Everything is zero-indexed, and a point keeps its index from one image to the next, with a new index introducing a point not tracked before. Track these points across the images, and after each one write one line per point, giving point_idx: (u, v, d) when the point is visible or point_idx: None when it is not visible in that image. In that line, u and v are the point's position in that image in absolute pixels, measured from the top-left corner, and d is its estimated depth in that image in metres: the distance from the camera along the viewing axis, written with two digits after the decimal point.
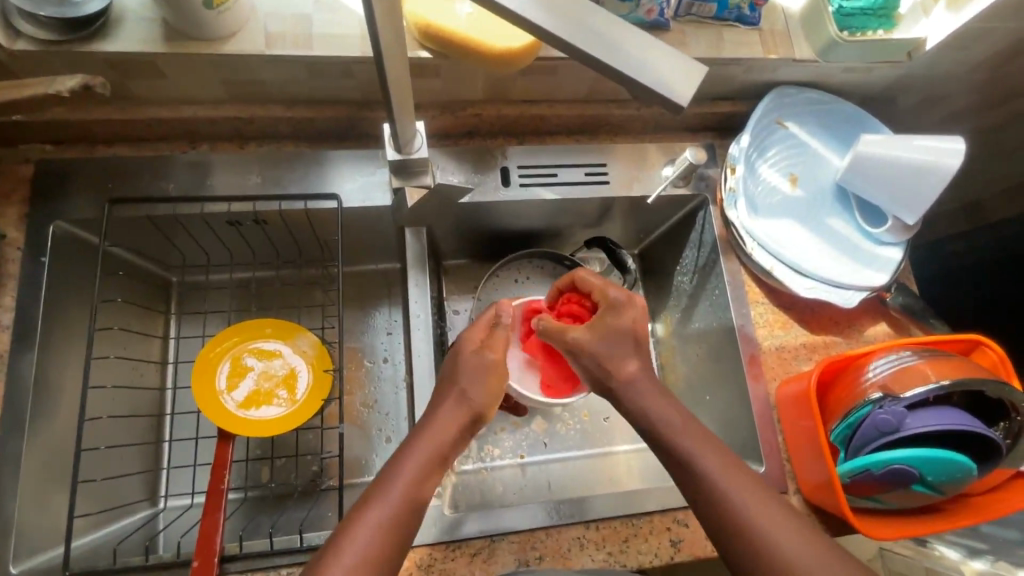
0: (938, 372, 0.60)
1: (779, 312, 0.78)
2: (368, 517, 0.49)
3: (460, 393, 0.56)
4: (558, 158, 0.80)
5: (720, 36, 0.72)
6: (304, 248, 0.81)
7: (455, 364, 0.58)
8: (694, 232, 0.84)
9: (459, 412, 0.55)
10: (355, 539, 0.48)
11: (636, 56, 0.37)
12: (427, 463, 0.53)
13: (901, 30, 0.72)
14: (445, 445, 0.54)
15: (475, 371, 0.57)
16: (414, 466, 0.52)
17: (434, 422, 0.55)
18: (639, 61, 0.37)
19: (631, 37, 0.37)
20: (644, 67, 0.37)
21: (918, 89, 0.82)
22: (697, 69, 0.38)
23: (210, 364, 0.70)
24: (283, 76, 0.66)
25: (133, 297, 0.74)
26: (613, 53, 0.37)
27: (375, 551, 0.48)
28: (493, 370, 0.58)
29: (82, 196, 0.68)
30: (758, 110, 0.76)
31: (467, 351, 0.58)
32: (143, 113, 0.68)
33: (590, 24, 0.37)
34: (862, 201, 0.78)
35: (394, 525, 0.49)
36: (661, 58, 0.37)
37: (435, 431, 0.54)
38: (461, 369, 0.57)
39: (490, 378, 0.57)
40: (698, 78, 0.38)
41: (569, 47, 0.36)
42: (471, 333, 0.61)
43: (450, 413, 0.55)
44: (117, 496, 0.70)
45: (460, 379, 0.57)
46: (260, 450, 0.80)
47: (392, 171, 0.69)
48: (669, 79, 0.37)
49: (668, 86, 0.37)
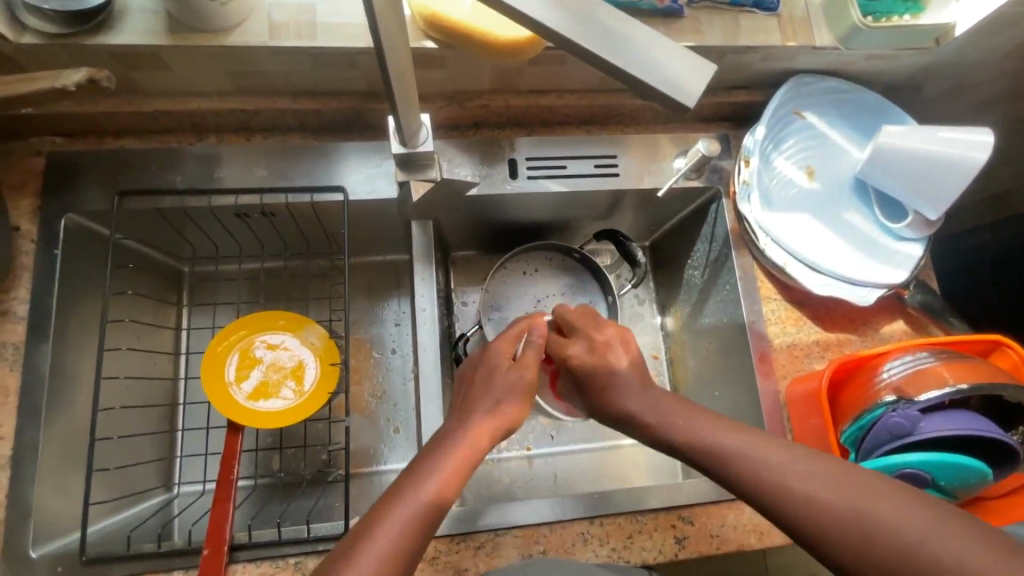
0: (955, 375, 0.58)
1: (792, 308, 0.77)
2: (404, 505, 0.49)
3: (494, 402, 0.58)
4: (568, 150, 0.78)
5: (737, 23, 0.69)
6: (312, 241, 0.81)
7: (491, 378, 0.60)
8: (706, 225, 0.82)
9: (491, 419, 0.57)
10: (391, 525, 0.48)
11: (644, 54, 0.35)
12: (457, 456, 0.53)
13: (928, 15, 0.68)
14: (470, 436, 0.55)
15: (509, 386, 0.59)
16: (434, 479, 0.51)
17: (456, 439, 0.55)
18: (646, 62, 0.35)
19: (639, 35, 0.36)
20: (651, 65, 0.35)
21: (946, 77, 0.78)
22: (705, 67, 0.36)
23: (219, 357, 0.71)
24: (286, 67, 0.65)
25: (145, 290, 0.75)
26: (619, 51, 0.35)
27: (406, 535, 0.48)
28: (525, 388, 0.60)
29: (92, 189, 0.69)
30: (775, 99, 0.73)
31: (502, 369, 0.60)
32: (149, 105, 0.68)
33: (597, 18, 0.35)
34: (881, 195, 0.75)
35: (427, 516, 0.49)
36: (671, 56, 0.36)
37: (473, 431, 0.56)
38: (498, 380, 0.60)
39: (523, 395, 0.59)
40: (707, 76, 0.36)
41: (574, 42, 0.35)
42: (501, 347, 0.63)
43: (480, 420, 0.56)
44: (132, 483, 0.72)
45: (494, 392, 0.59)
46: (271, 439, 0.82)
47: (398, 165, 0.67)
48: (678, 77, 0.36)
49: (675, 89, 0.35)
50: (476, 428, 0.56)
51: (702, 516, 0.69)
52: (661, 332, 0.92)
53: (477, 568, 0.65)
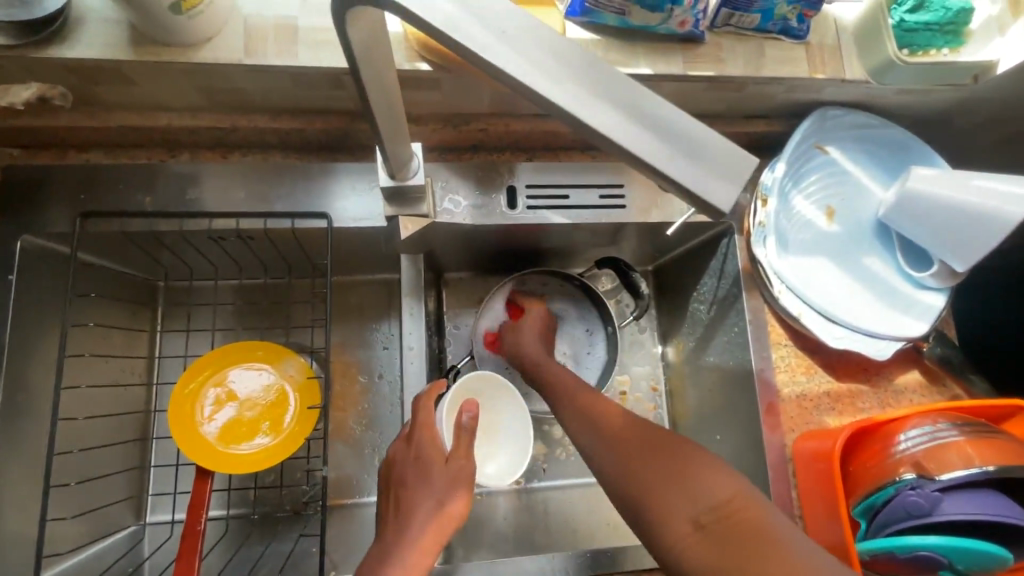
0: (980, 453, 0.54)
1: (803, 355, 0.72)
2: None
3: (436, 500, 0.55)
4: (571, 178, 0.73)
5: (762, 52, 0.63)
6: (294, 265, 0.76)
7: (425, 475, 0.56)
8: (715, 259, 0.77)
9: (438, 516, 0.54)
10: None
11: (680, 143, 0.33)
12: (414, 555, 0.51)
13: (968, 51, 0.63)
14: (421, 529, 0.53)
15: (450, 479, 0.56)
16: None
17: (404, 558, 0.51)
18: (674, 150, 0.33)
19: (674, 125, 0.34)
20: (686, 157, 0.33)
21: (980, 113, 0.73)
22: (745, 160, 0.34)
23: (188, 398, 0.65)
24: (264, 85, 0.59)
25: (111, 316, 0.70)
26: (645, 136, 0.33)
27: None
28: (462, 478, 0.57)
29: (53, 209, 0.63)
30: (797, 134, 0.68)
31: (438, 463, 0.57)
32: (114, 120, 0.61)
33: (626, 99, 0.34)
34: (905, 240, 0.70)
35: None
36: (701, 144, 0.34)
37: (424, 515, 0.54)
38: (434, 479, 0.56)
39: (461, 487, 0.56)
40: (746, 171, 0.34)
41: (596, 121, 0.33)
42: (426, 437, 0.59)
43: (428, 516, 0.54)
44: (96, 525, 0.67)
45: (434, 490, 0.56)
46: (245, 478, 0.77)
47: (387, 198, 0.62)
48: (716, 169, 0.33)
49: (709, 187, 0.33)
50: (425, 521, 0.53)
51: None
52: (662, 363, 0.88)
53: None
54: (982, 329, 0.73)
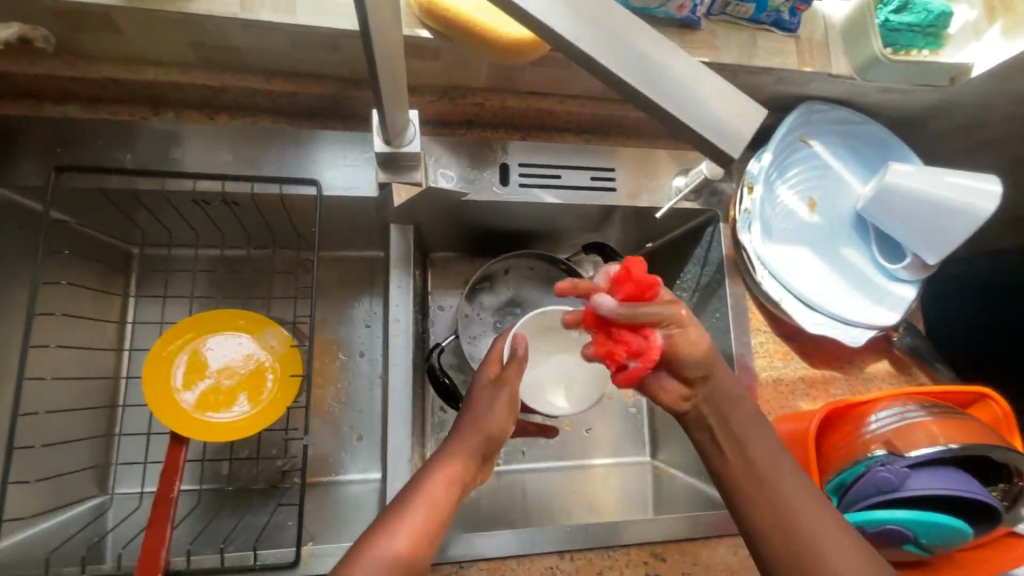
0: (945, 433, 0.56)
1: (780, 342, 0.75)
2: (377, 549, 0.43)
3: (471, 421, 0.53)
4: (563, 159, 0.73)
5: (755, 42, 0.65)
6: (280, 234, 0.74)
7: (471, 401, 0.55)
8: (698, 248, 0.79)
9: (471, 439, 0.52)
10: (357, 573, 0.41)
11: (688, 96, 0.32)
12: (440, 484, 0.48)
13: (946, 54, 0.66)
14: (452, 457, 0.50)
15: (488, 398, 0.54)
16: (408, 520, 0.45)
17: (427, 483, 0.48)
18: (688, 95, 0.32)
19: (684, 76, 0.32)
20: (693, 110, 0.32)
21: (952, 117, 0.77)
22: (754, 109, 0.34)
23: (165, 360, 0.64)
24: (259, 43, 0.58)
25: (83, 277, 0.67)
26: (659, 80, 0.32)
27: None
28: (507, 402, 0.54)
29: (26, 161, 0.60)
30: (783, 126, 0.70)
31: (483, 383, 0.56)
32: (98, 71, 0.59)
33: (635, 46, 0.32)
34: (880, 233, 0.73)
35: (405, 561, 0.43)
36: (712, 90, 0.33)
37: (459, 446, 0.51)
38: (479, 403, 0.54)
39: (504, 409, 0.54)
40: (755, 119, 0.34)
41: (601, 69, 0.32)
42: (483, 371, 0.57)
43: (461, 441, 0.51)
44: (59, 494, 0.64)
45: (477, 410, 0.54)
46: (219, 450, 0.76)
47: (380, 164, 0.61)
48: (723, 125, 0.33)
49: (721, 136, 0.33)
50: (457, 449, 0.51)
51: (676, 554, 0.67)
52: None
53: None
54: (964, 326, 0.81)
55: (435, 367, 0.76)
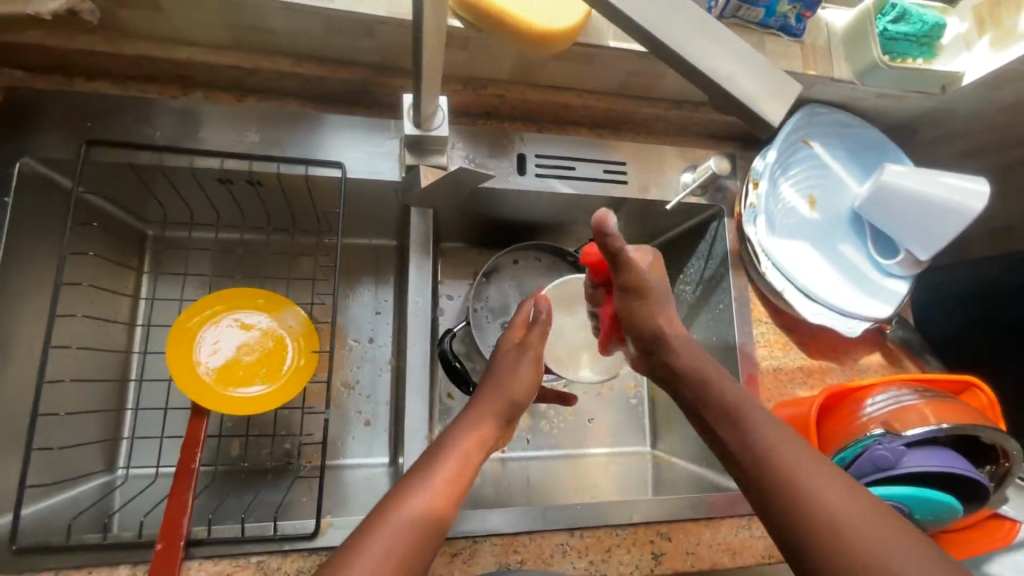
0: (937, 414, 0.60)
1: (780, 333, 0.78)
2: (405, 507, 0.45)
3: (495, 383, 0.58)
4: (577, 152, 0.76)
5: (762, 45, 0.69)
6: (299, 216, 0.76)
7: (495, 363, 0.60)
8: (703, 242, 0.82)
9: (496, 401, 0.57)
10: (386, 529, 0.43)
11: (721, 67, 0.31)
12: (465, 445, 0.52)
13: (939, 62, 0.71)
14: (474, 419, 0.55)
15: (511, 363, 0.60)
16: (435, 479, 0.48)
17: (459, 437, 0.52)
18: (725, 63, 0.31)
19: (718, 49, 0.31)
20: (728, 85, 0.31)
21: (941, 125, 0.82)
22: (790, 83, 0.33)
23: (188, 333, 0.64)
24: (295, 26, 0.60)
25: (103, 249, 0.68)
26: (697, 47, 0.31)
27: (407, 544, 0.43)
28: (530, 364, 0.60)
29: (54, 133, 0.61)
30: (787, 126, 0.74)
31: (507, 346, 0.62)
32: (133, 48, 0.61)
33: (672, 10, 0.31)
34: (875, 231, 0.77)
35: (434, 516, 0.46)
36: (750, 60, 0.32)
37: (481, 413, 0.55)
38: (502, 365, 0.60)
39: (526, 369, 0.59)
40: (789, 95, 0.33)
41: (642, 30, 0.30)
42: (509, 334, 0.64)
43: (488, 401, 0.57)
44: (73, 465, 0.65)
45: (500, 373, 0.59)
46: (235, 425, 0.76)
47: (407, 147, 0.64)
48: (758, 101, 0.32)
49: (759, 104, 0.32)
50: (480, 411, 0.56)
51: (680, 533, 0.70)
52: None
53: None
54: (970, 325, 0.84)
55: (447, 352, 0.77)
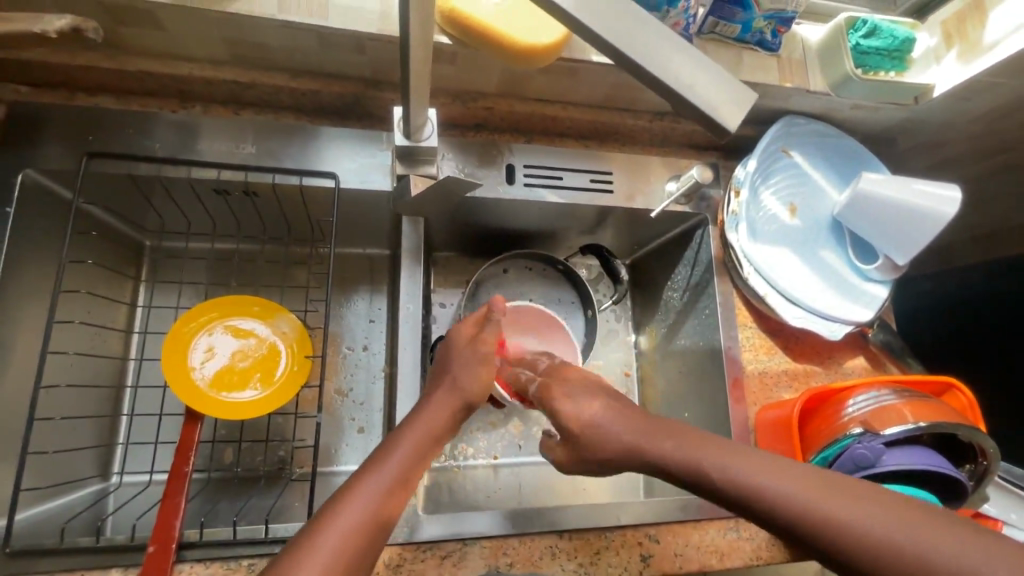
0: (915, 413, 0.61)
1: (765, 337, 0.79)
2: (367, 486, 0.48)
3: (452, 381, 0.59)
4: (565, 161, 0.78)
5: (740, 58, 0.72)
6: (294, 226, 0.78)
7: (450, 354, 0.61)
8: (689, 249, 0.84)
9: (451, 398, 0.58)
10: (352, 505, 0.46)
11: (682, 78, 0.34)
12: (422, 435, 0.54)
13: (910, 75, 0.73)
14: (432, 412, 0.56)
15: (468, 360, 0.60)
16: (395, 463, 0.51)
17: (408, 433, 0.54)
18: (686, 73, 0.34)
19: (680, 60, 0.34)
20: (689, 94, 0.34)
21: (916, 134, 0.84)
22: (747, 93, 0.35)
23: (184, 337, 0.66)
24: (290, 42, 0.63)
25: (102, 259, 0.70)
26: (659, 61, 0.33)
27: (370, 518, 0.46)
28: (486, 361, 0.60)
29: (57, 146, 0.63)
30: (767, 136, 0.77)
31: (461, 344, 0.62)
32: (135, 65, 0.64)
33: (635, 23, 0.33)
34: (855, 237, 0.80)
35: (392, 495, 0.48)
36: (709, 74, 0.34)
37: (434, 410, 0.56)
38: (457, 360, 0.60)
39: (483, 368, 0.60)
40: (746, 104, 0.35)
41: (605, 43, 0.32)
42: (461, 329, 0.63)
43: (442, 400, 0.57)
44: (68, 471, 0.66)
45: (454, 369, 0.60)
46: (228, 431, 0.77)
47: (397, 157, 0.66)
48: (718, 108, 0.34)
49: (719, 110, 0.34)
50: (435, 404, 0.57)
51: (669, 536, 0.70)
52: (634, 350, 0.93)
53: None
54: (949, 338, 0.86)
55: None
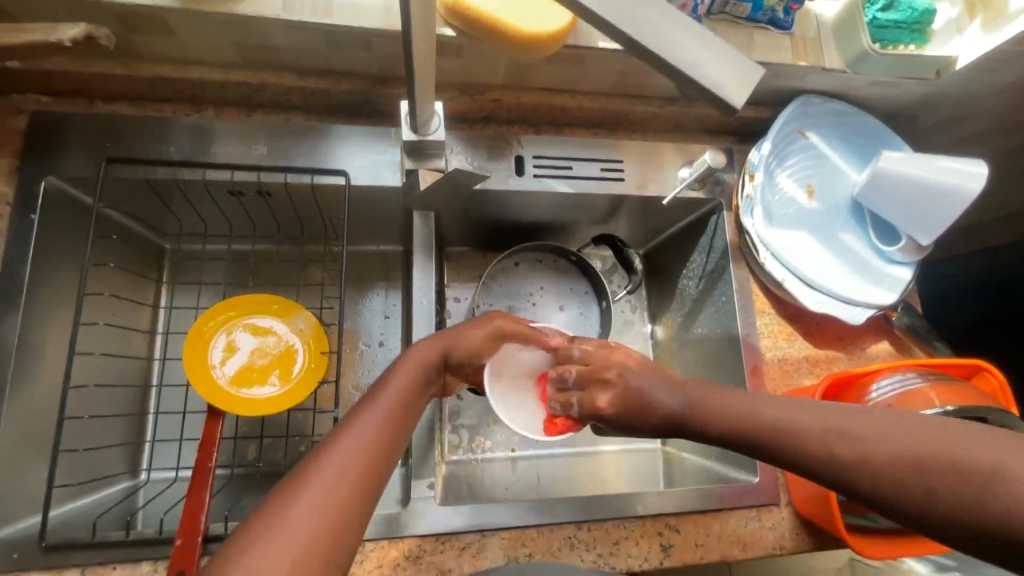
0: (942, 396, 0.60)
1: (784, 323, 0.78)
2: (357, 432, 0.46)
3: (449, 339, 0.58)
4: (575, 151, 0.78)
5: (752, 38, 0.70)
6: (307, 224, 0.79)
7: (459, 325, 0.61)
8: (704, 236, 0.83)
9: (433, 350, 0.57)
10: (338, 449, 0.44)
11: (685, 56, 0.33)
12: (406, 385, 0.52)
13: (932, 48, 0.71)
14: (413, 363, 0.55)
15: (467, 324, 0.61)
16: (380, 410, 0.49)
17: (390, 383, 0.52)
18: (689, 51, 0.33)
19: (682, 38, 0.33)
20: (693, 73, 0.33)
21: (940, 110, 0.81)
22: (754, 70, 0.34)
23: (205, 335, 0.67)
24: (297, 42, 0.63)
25: (124, 262, 0.72)
26: (659, 39, 0.32)
27: (361, 464, 0.44)
28: (489, 330, 0.61)
29: (77, 153, 0.65)
30: (781, 118, 0.75)
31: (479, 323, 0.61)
32: (148, 70, 0.65)
33: (633, 1, 0.32)
34: (877, 218, 0.77)
35: (381, 443, 0.46)
36: (714, 51, 0.33)
37: (413, 361, 0.55)
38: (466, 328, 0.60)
39: (482, 332, 0.61)
40: (754, 80, 0.34)
41: (604, 22, 0.32)
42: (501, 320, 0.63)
43: (421, 350, 0.56)
44: (100, 467, 0.68)
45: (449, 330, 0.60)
46: (249, 428, 0.79)
47: (404, 152, 0.65)
48: (724, 86, 0.33)
49: (724, 87, 0.33)
50: (416, 355, 0.56)
51: (690, 526, 0.70)
52: (650, 340, 0.92)
53: (461, 570, 0.64)
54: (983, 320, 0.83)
55: None
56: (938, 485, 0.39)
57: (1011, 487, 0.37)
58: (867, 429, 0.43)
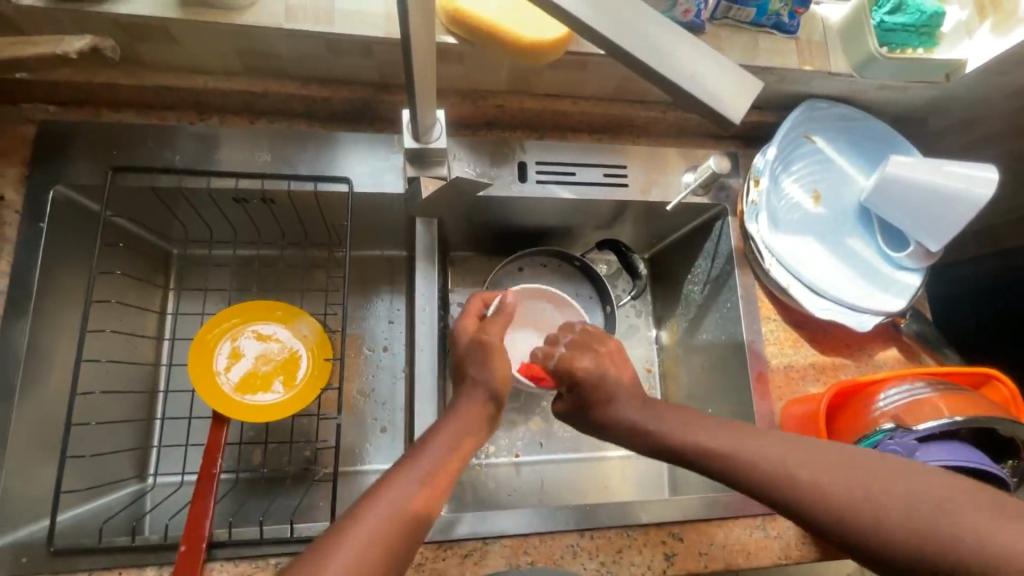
0: (951, 407, 0.59)
1: (790, 330, 0.77)
2: (400, 486, 0.49)
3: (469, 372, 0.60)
4: (578, 156, 0.77)
5: (756, 42, 0.69)
6: (311, 230, 0.79)
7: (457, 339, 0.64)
8: (709, 241, 0.82)
9: (478, 397, 0.59)
10: (381, 503, 0.47)
11: (682, 68, 0.33)
12: (452, 436, 0.55)
13: (941, 50, 0.69)
14: (461, 413, 0.57)
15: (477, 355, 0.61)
16: (426, 464, 0.51)
17: (437, 439, 0.54)
18: (685, 64, 0.33)
19: (678, 50, 0.33)
20: (689, 85, 0.33)
21: (949, 112, 0.80)
22: (751, 82, 0.34)
23: (209, 343, 0.68)
24: (299, 50, 0.64)
25: (131, 269, 0.73)
26: (655, 53, 0.32)
27: (402, 518, 0.47)
28: (492, 349, 0.61)
29: (84, 161, 0.66)
30: (786, 122, 0.74)
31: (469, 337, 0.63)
32: (154, 79, 0.66)
33: (628, 16, 0.32)
34: (884, 223, 0.76)
35: (427, 497, 0.49)
36: (710, 63, 0.33)
37: (464, 413, 0.57)
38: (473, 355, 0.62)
39: (489, 354, 0.60)
40: (752, 92, 0.34)
41: (600, 37, 0.32)
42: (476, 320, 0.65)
43: (471, 401, 0.58)
44: (107, 471, 0.69)
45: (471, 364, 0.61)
46: (254, 433, 0.79)
47: (408, 160, 0.66)
48: (721, 98, 0.33)
49: (722, 99, 0.33)
50: (467, 405, 0.58)
51: (694, 534, 0.69)
52: (655, 345, 0.92)
53: None
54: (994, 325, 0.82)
55: None
56: (910, 532, 0.43)
57: (962, 534, 0.42)
58: (837, 466, 0.47)
